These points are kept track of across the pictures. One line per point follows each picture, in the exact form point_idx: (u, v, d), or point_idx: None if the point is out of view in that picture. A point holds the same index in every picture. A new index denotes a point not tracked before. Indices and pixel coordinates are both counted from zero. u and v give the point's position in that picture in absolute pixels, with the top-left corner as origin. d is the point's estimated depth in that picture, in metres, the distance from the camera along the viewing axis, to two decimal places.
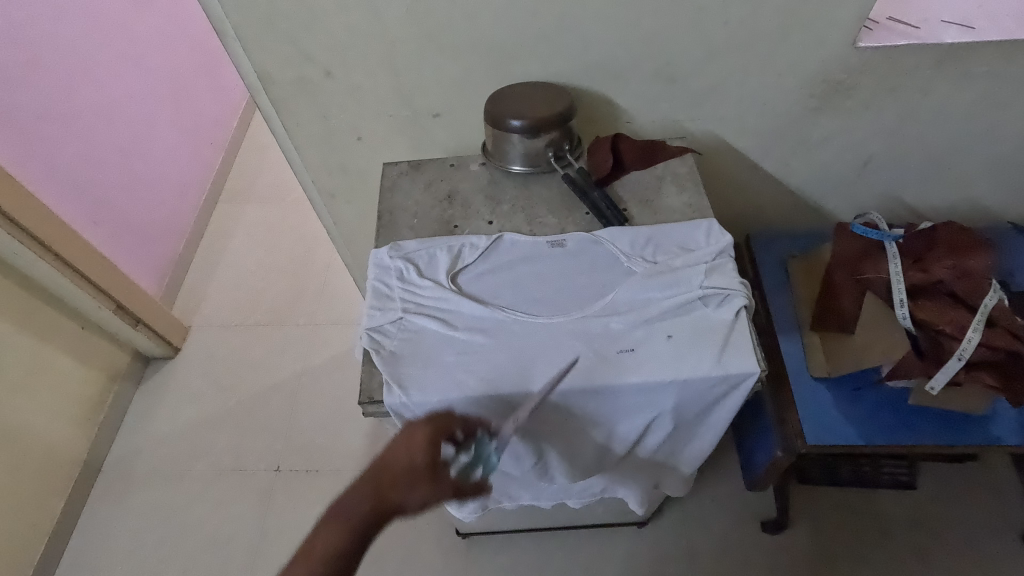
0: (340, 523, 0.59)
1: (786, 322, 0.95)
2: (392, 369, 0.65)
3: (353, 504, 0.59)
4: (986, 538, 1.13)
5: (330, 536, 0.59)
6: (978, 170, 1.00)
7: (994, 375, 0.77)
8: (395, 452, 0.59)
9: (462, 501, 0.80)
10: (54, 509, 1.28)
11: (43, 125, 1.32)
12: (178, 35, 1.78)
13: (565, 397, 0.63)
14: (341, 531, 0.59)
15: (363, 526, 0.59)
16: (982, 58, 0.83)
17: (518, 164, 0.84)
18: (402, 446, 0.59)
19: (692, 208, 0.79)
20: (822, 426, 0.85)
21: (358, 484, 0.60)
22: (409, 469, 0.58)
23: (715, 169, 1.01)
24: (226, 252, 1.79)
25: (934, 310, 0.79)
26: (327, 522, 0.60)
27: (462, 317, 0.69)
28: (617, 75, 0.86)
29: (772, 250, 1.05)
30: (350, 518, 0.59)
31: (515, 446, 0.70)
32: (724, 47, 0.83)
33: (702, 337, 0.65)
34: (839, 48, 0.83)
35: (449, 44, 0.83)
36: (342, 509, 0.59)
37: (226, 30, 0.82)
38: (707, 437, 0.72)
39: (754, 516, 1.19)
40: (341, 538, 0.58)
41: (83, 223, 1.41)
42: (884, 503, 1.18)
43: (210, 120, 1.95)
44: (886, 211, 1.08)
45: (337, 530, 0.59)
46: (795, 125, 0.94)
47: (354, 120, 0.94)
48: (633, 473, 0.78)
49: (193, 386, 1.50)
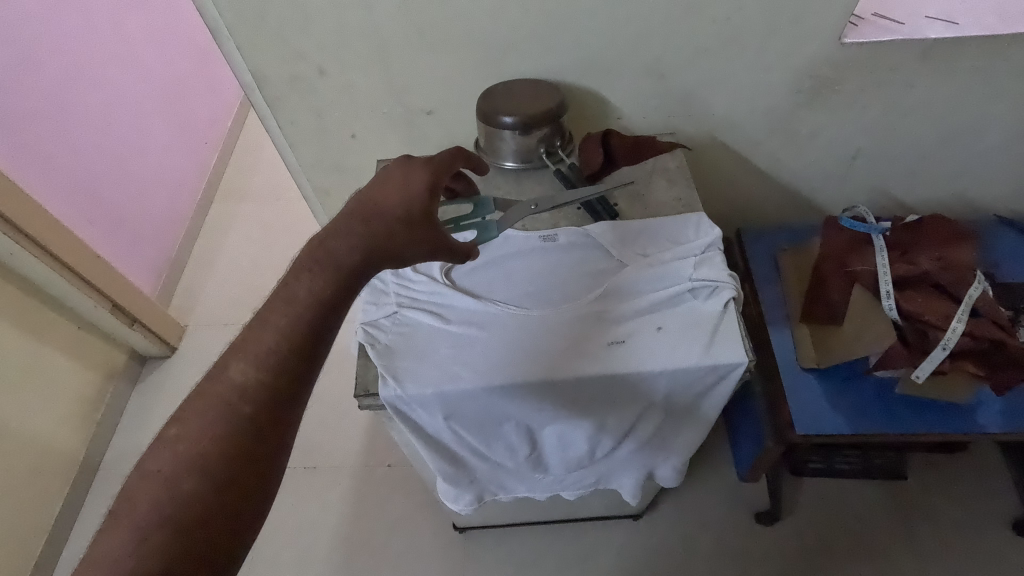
0: (291, 295, 0.43)
1: (776, 315, 0.97)
2: (388, 363, 0.66)
3: (312, 278, 0.43)
4: (975, 526, 1.15)
5: (272, 332, 0.41)
6: (964, 164, 1.01)
7: (978, 363, 0.79)
8: (386, 199, 0.51)
9: (458, 492, 0.81)
10: (53, 507, 1.29)
11: (37, 125, 1.32)
12: (171, 33, 1.78)
13: (556, 387, 0.64)
14: (284, 327, 0.41)
15: (347, 270, 0.45)
16: (967, 52, 0.84)
17: (511, 160, 0.85)
18: (394, 200, 0.51)
19: (683, 203, 0.80)
20: (812, 416, 0.86)
21: (316, 252, 0.45)
22: (406, 211, 0.51)
23: (706, 164, 1.03)
24: (222, 251, 1.80)
25: (921, 301, 0.81)
26: (266, 316, 0.42)
27: (455, 311, 0.70)
28: (608, 72, 0.87)
29: (762, 244, 1.06)
30: (319, 266, 0.44)
31: (509, 438, 0.71)
32: (712, 43, 0.84)
33: (691, 329, 0.66)
34: (825, 44, 0.84)
35: (441, 42, 0.84)
36: (291, 289, 0.43)
37: (219, 29, 0.83)
38: (698, 426, 0.73)
39: (748, 507, 1.21)
40: (291, 325, 0.41)
41: (78, 223, 1.42)
42: (874, 494, 1.20)
43: (205, 119, 1.95)
44: (875, 204, 1.10)
45: (279, 319, 0.41)
46: (784, 120, 0.95)
47: (348, 117, 0.95)
48: (626, 463, 0.79)
49: (190, 385, 1.51)
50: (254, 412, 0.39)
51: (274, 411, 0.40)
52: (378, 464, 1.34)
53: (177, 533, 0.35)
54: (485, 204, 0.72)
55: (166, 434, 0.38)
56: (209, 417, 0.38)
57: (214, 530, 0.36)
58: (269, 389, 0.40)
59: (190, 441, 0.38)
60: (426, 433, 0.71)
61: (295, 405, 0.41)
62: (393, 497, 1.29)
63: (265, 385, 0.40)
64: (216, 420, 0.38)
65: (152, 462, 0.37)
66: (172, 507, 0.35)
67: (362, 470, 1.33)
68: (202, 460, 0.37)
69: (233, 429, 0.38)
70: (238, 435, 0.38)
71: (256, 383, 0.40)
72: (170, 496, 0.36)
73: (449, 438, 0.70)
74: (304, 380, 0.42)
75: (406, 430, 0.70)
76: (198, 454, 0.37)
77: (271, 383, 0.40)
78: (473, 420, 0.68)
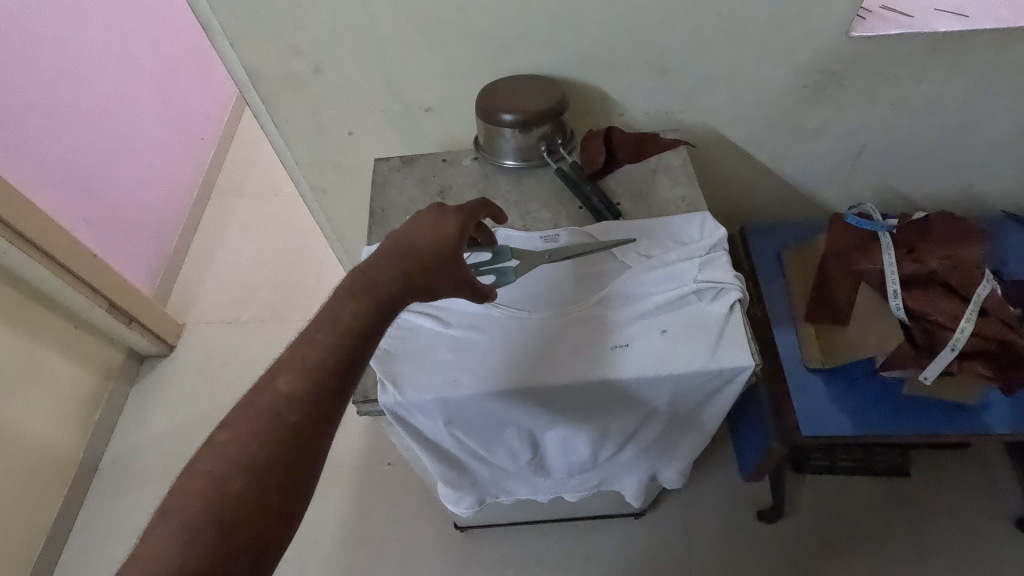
0: (335, 317, 0.46)
1: (780, 314, 0.95)
2: (386, 367, 0.65)
3: (355, 303, 0.46)
4: (979, 523, 1.14)
5: (316, 352, 0.44)
6: (972, 159, 1.00)
7: (986, 364, 0.78)
8: (420, 237, 0.51)
9: (460, 496, 0.80)
10: (51, 508, 1.28)
11: (30, 121, 1.30)
12: (165, 28, 1.75)
13: (559, 393, 0.63)
14: (329, 347, 0.44)
15: (385, 297, 0.48)
16: (976, 46, 0.83)
17: (511, 158, 0.84)
18: (425, 233, 0.52)
19: (686, 202, 0.78)
20: (817, 417, 0.85)
21: (357, 281, 0.48)
22: (436, 251, 0.51)
23: (709, 160, 1.01)
24: (219, 248, 1.78)
25: (927, 301, 0.79)
26: (313, 335, 0.45)
27: (455, 314, 0.69)
28: (609, 67, 0.86)
29: (766, 242, 1.05)
30: (360, 290, 0.47)
31: (511, 442, 0.70)
32: (717, 37, 0.82)
33: (696, 332, 0.65)
34: (832, 38, 0.82)
35: (439, 37, 0.82)
36: (332, 313, 0.46)
37: (212, 25, 0.81)
38: (702, 429, 0.72)
39: (751, 505, 1.20)
40: (334, 345, 0.45)
41: (73, 222, 1.40)
42: (878, 491, 1.19)
43: (200, 115, 1.92)
44: (880, 201, 1.08)
45: (325, 338, 0.45)
46: (789, 116, 0.93)
47: (345, 115, 0.93)
48: (629, 466, 0.78)
49: (188, 383, 1.49)
50: (300, 423, 0.42)
51: (316, 424, 0.43)
52: (378, 463, 1.33)
53: (225, 532, 0.38)
54: (507, 273, 0.69)
55: (216, 438, 0.41)
56: (254, 428, 0.41)
57: (254, 531, 0.38)
58: (313, 399, 0.43)
59: (237, 445, 0.40)
60: (427, 438, 0.69)
61: (330, 423, 0.44)
62: (394, 496, 1.28)
63: (310, 396, 0.43)
64: (264, 427, 0.41)
65: (203, 460, 0.40)
66: (219, 506, 0.38)
67: (362, 469, 1.32)
68: (249, 465, 0.40)
69: (281, 436, 0.41)
70: (282, 443, 0.41)
71: (298, 398, 0.42)
72: (219, 494, 0.38)
73: (450, 442, 0.69)
74: (342, 395, 0.45)
75: (406, 435, 0.68)
76: (249, 456, 0.40)
77: (314, 397, 0.43)
78: (474, 425, 0.67)
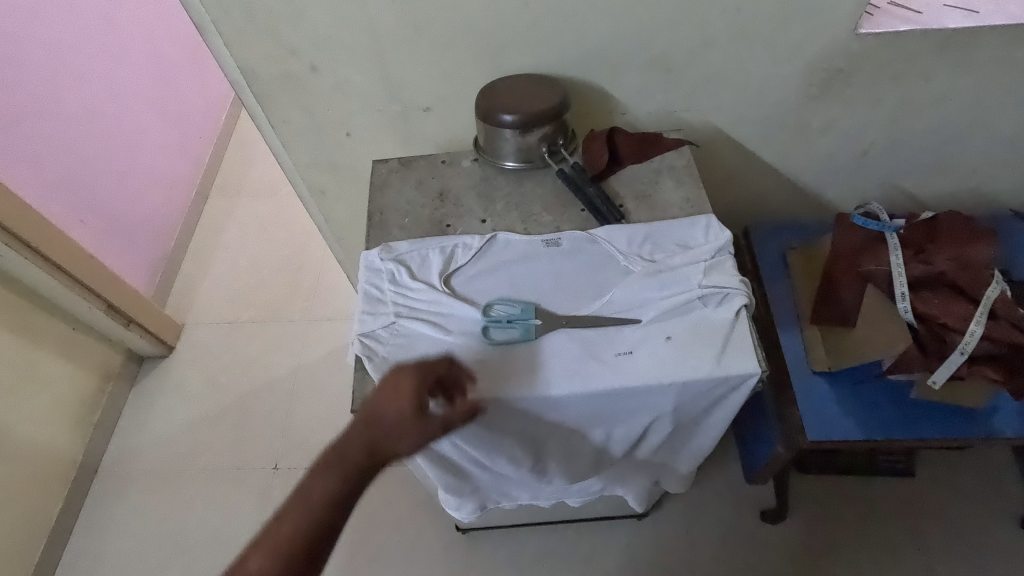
0: (306, 495, 0.47)
1: (786, 316, 0.94)
2: (385, 376, 0.63)
3: (322, 478, 0.47)
4: (984, 524, 1.13)
5: (285, 533, 0.45)
6: (980, 157, 0.98)
7: (995, 368, 0.76)
8: (385, 405, 0.50)
9: (460, 502, 0.79)
10: (51, 511, 1.27)
11: (25, 122, 1.28)
12: (162, 25, 1.73)
13: (561, 402, 0.62)
14: (298, 529, 0.46)
15: (353, 471, 0.48)
16: (987, 43, 0.81)
17: (511, 160, 0.82)
18: (388, 396, 0.50)
19: (690, 204, 0.77)
20: (824, 421, 0.84)
21: (325, 455, 0.48)
22: (402, 422, 0.49)
23: (712, 159, 0.99)
24: (218, 248, 1.77)
25: (936, 303, 0.78)
26: (283, 513, 0.47)
27: (456, 321, 0.68)
28: (612, 66, 0.84)
29: (771, 243, 1.03)
30: (328, 467, 0.48)
31: (512, 450, 0.69)
32: (721, 35, 0.80)
33: (701, 339, 0.64)
34: (839, 35, 0.80)
35: (438, 36, 0.80)
36: (302, 491, 0.47)
37: (205, 24, 0.79)
38: (708, 437, 0.71)
39: (755, 506, 1.19)
40: (304, 524, 0.46)
41: (70, 223, 1.38)
42: (883, 492, 1.18)
43: (197, 113, 1.91)
44: (886, 200, 1.07)
45: (294, 519, 0.46)
46: (795, 114, 0.91)
47: (342, 115, 0.92)
48: (632, 472, 0.76)
49: (187, 384, 1.48)
50: None
51: None
52: None
53: None
54: (530, 310, 0.68)
55: None
56: None
57: None
58: None
59: None
60: (427, 446, 0.68)
61: None
62: (395, 497, 1.27)
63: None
64: None
65: None
66: None
67: None
68: None
69: None
70: None
71: None
72: None
73: (450, 450, 0.68)
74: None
75: None
76: None
77: None
78: (475, 434, 0.66)
